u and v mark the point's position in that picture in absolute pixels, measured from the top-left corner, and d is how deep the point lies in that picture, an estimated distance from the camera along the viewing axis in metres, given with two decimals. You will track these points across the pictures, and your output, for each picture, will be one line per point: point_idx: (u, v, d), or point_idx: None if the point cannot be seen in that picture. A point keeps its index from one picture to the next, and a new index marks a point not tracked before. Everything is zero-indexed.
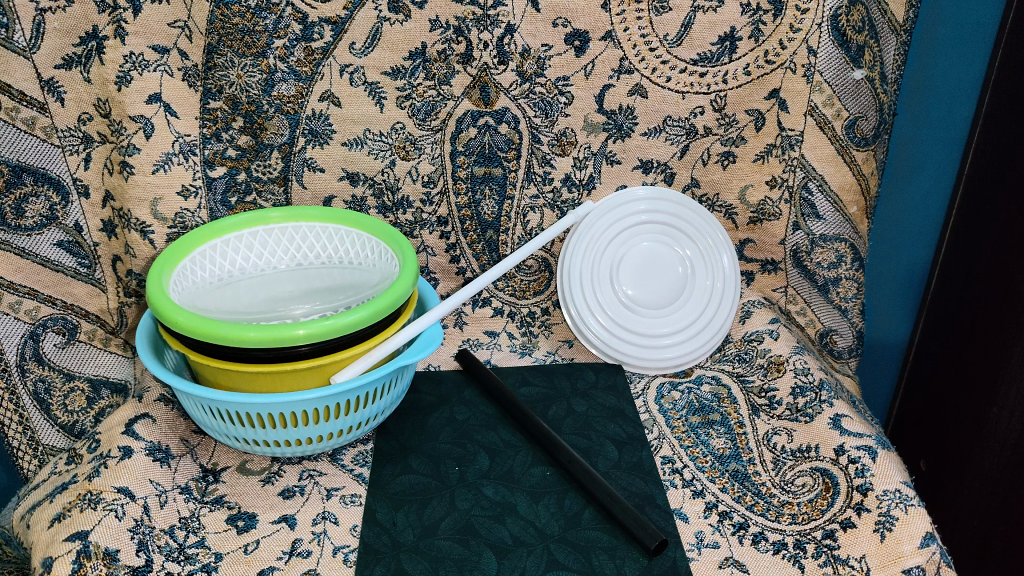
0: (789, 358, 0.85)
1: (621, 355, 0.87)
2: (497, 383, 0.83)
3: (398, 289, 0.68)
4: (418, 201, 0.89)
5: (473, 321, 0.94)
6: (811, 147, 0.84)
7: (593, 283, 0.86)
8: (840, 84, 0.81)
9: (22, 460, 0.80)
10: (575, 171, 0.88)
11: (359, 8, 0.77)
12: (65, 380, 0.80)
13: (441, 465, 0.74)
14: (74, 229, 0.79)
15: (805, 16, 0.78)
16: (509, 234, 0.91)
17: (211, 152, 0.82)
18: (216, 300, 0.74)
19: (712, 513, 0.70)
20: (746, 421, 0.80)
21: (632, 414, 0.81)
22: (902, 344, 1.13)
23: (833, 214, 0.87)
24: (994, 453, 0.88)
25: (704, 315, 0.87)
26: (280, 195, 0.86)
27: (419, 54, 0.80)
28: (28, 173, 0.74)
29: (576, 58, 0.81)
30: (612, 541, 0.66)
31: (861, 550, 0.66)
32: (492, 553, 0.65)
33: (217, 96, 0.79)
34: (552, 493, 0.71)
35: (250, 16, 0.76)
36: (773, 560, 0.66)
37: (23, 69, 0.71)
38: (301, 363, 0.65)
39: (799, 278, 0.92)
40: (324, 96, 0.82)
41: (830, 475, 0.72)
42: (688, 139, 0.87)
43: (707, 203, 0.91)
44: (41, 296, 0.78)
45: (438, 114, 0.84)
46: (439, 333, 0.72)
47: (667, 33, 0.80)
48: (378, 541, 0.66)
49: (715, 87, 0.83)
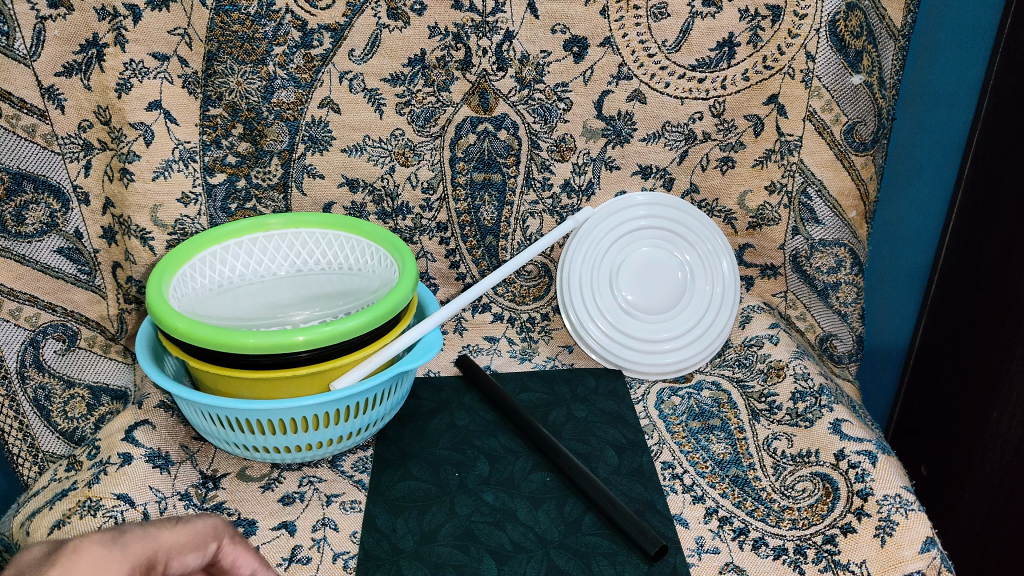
0: (789, 363, 0.85)
1: (621, 361, 0.87)
2: (497, 389, 0.83)
3: (398, 295, 0.68)
4: (418, 207, 0.89)
5: (473, 327, 0.94)
6: (811, 153, 0.85)
7: (592, 288, 0.86)
8: (839, 89, 0.81)
9: (21, 467, 0.80)
10: (574, 177, 0.88)
11: (358, 15, 0.77)
12: (65, 388, 0.80)
13: (441, 471, 0.74)
14: (74, 236, 0.79)
15: (804, 21, 0.79)
16: (509, 239, 0.92)
17: (211, 159, 0.82)
18: (217, 306, 0.74)
19: (712, 518, 0.70)
20: (746, 426, 0.80)
21: (632, 419, 0.82)
22: (903, 348, 1.13)
23: (832, 218, 0.88)
24: (994, 458, 0.88)
25: (704, 321, 0.87)
26: (280, 201, 0.86)
27: (418, 61, 0.80)
28: (28, 181, 0.75)
29: (575, 65, 0.82)
30: (612, 547, 0.66)
31: (862, 555, 0.65)
32: (492, 559, 0.65)
33: (217, 103, 0.80)
34: (552, 499, 0.71)
35: (250, 23, 0.76)
36: (773, 565, 0.65)
37: (23, 77, 0.71)
38: (301, 369, 0.64)
39: (799, 283, 0.92)
40: (324, 102, 0.82)
41: (829, 479, 0.72)
42: (688, 144, 0.87)
43: (707, 209, 0.91)
44: (41, 303, 0.78)
45: (438, 120, 0.84)
46: (439, 339, 0.72)
47: (665, 39, 0.80)
48: (378, 548, 0.66)
49: (714, 92, 0.83)
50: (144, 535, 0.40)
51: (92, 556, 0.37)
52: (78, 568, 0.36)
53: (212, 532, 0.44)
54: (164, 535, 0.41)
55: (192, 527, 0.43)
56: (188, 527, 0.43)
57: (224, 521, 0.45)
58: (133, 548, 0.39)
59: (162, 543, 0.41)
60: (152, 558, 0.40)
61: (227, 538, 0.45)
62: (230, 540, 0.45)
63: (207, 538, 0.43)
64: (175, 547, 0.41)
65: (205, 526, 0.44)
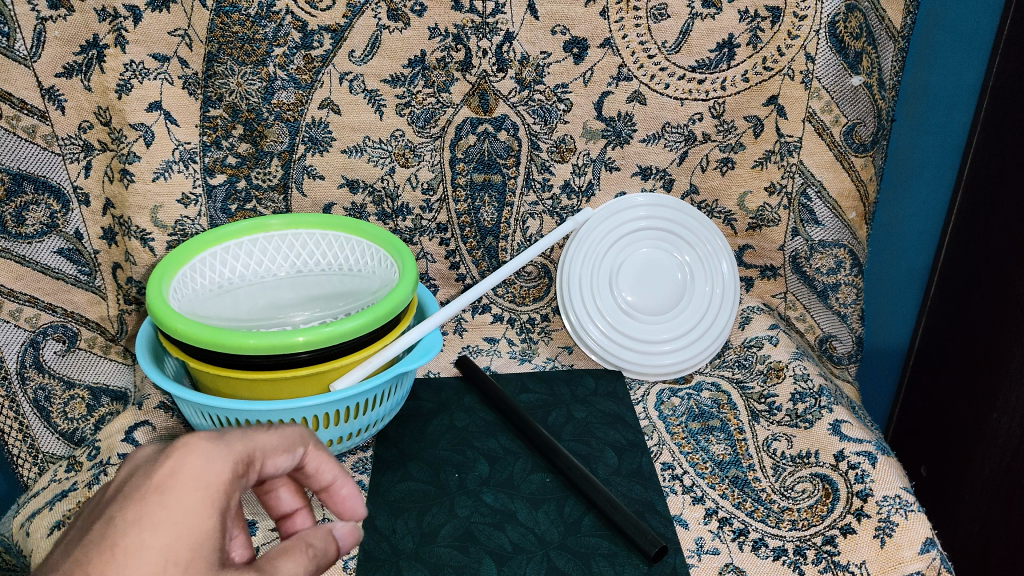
0: (789, 364, 0.85)
1: (622, 361, 0.87)
2: (496, 389, 0.83)
3: (398, 296, 0.68)
4: (418, 208, 0.89)
5: (473, 328, 0.94)
6: (811, 154, 0.85)
7: (592, 288, 0.86)
8: (838, 90, 0.81)
9: (21, 468, 0.80)
10: (574, 178, 0.89)
11: (359, 16, 0.78)
12: (65, 388, 0.81)
13: (441, 472, 0.74)
14: (74, 237, 0.79)
15: (803, 23, 0.79)
16: (509, 240, 0.92)
17: (211, 160, 0.82)
18: (217, 307, 0.74)
19: (712, 519, 0.70)
20: (745, 427, 0.80)
21: (632, 420, 0.82)
22: (903, 349, 1.13)
23: (832, 219, 0.88)
24: (994, 459, 0.88)
25: (704, 321, 0.87)
26: (280, 202, 0.87)
27: (418, 62, 0.80)
28: (28, 181, 0.75)
29: (575, 66, 0.82)
30: (611, 548, 0.66)
31: (862, 556, 0.65)
32: (492, 560, 0.65)
33: (217, 104, 0.80)
34: (552, 500, 0.71)
35: (250, 24, 0.76)
36: (773, 566, 0.65)
37: (24, 78, 0.71)
38: (301, 370, 0.65)
39: (799, 284, 0.92)
40: (324, 103, 0.82)
41: (829, 480, 0.72)
42: (688, 146, 0.87)
43: (707, 210, 0.91)
44: (41, 304, 0.78)
45: (438, 121, 0.84)
46: (438, 340, 0.72)
47: (665, 40, 0.81)
48: (378, 549, 0.66)
49: (713, 93, 0.83)
50: (243, 436, 0.42)
51: (199, 453, 0.39)
52: (187, 463, 0.39)
53: (300, 437, 0.46)
54: (260, 437, 0.43)
55: (283, 432, 0.45)
56: (280, 431, 0.45)
57: (308, 429, 0.47)
58: (235, 447, 0.41)
59: (259, 445, 0.43)
60: (251, 457, 0.42)
61: (313, 445, 0.47)
62: (315, 446, 0.47)
63: (296, 443, 0.45)
64: (270, 449, 0.43)
65: (293, 432, 0.46)
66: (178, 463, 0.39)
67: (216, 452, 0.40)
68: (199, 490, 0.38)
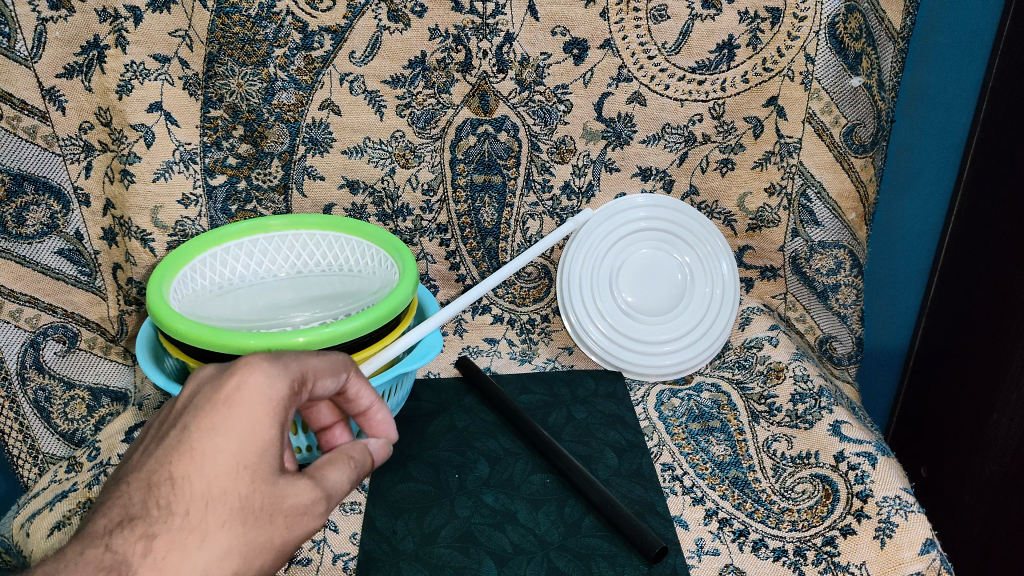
0: (788, 365, 0.85)
1: (622, 362, 0.87)
2: (496, 391, 0.83)
3: (397, 297, 0.68)
4: (418, 209, 0.89)
5: (473, 328, 0.95)
6: (810, 155, 0.85)
7: (592, 289, 0.86)
8: (837, 91, 0.81)
9: (22, 469, 0.80)
10: (574, 178, 0.89)
11: (359, 17, 0.78)
12: (65, 389, 0.81)
13: (441, 473, 0.74)
14: (74, 237, 0.79)
15: (803, 24, 0.79)
16: (509, 241, 0.92)
17: (212, 160, 0.82)
18: (217, 309, 0.74)
19: (712, 520, 0.70)
20: (746, 427, 0.80)
21: (632, 421, 0.82)
22: (903, 350, 1.13)
23: (832, 220, 0.88)
24: (994, 460, 0.88)
25: (704, 322, 0.87)
26: (280, 203, 0.87)
27: (418, 63, 0.81)
28: (28, 181, 0.74)
29: (575, 67, 0.82)
30: (611, 549, 0.66)
31: (862, 557, 0.65)
32: (492, 561, 0.65)
33: (217, 105, 0.80)
34: (552, 501, 0.71)
35: (250, 25, 0.77)
36: (773, 567, 0.65)
37: (24, 78, 0.71)
38: None
39: (798, 285, 0.93)
40: (324, 104, 0.82)
41: (829, 481, 0.72)
42: (688, 147, 0.87)
43: (707, 211, 0.91)
44: (41, 305, 0.78)
45: (438, 121, 0.84)
46: (438, 341, 0.72)
47: (665, 41, 0.81)
48: (378, 549, 0.66)
49: (713, 94, 0.84)
50: (297, 358, 0.47)
51: (259, 371, 0.44)
52: (249, 380, 0.44)
53: (344, 364, 0.52)
54: (313, 360, 0.48)
55: (330, 358, 0.50)
56: (327, 356, 0.50)
57: (350, 357, 0.53)
58: (290, 367, 0.46)
59: (311, 366, 0.48)
60: (304, 377, 0.47)
61: (355, 372, 0.53)
62: (357, 373, 0.53)
63: (341, 368, 0.51)
64: (319, 371, 0.49)
65: (337, 359, 0.51)
66: (241, 380, 0.44)
67: (275, 371, 0.45)
68: (261, 403, 0.44)
